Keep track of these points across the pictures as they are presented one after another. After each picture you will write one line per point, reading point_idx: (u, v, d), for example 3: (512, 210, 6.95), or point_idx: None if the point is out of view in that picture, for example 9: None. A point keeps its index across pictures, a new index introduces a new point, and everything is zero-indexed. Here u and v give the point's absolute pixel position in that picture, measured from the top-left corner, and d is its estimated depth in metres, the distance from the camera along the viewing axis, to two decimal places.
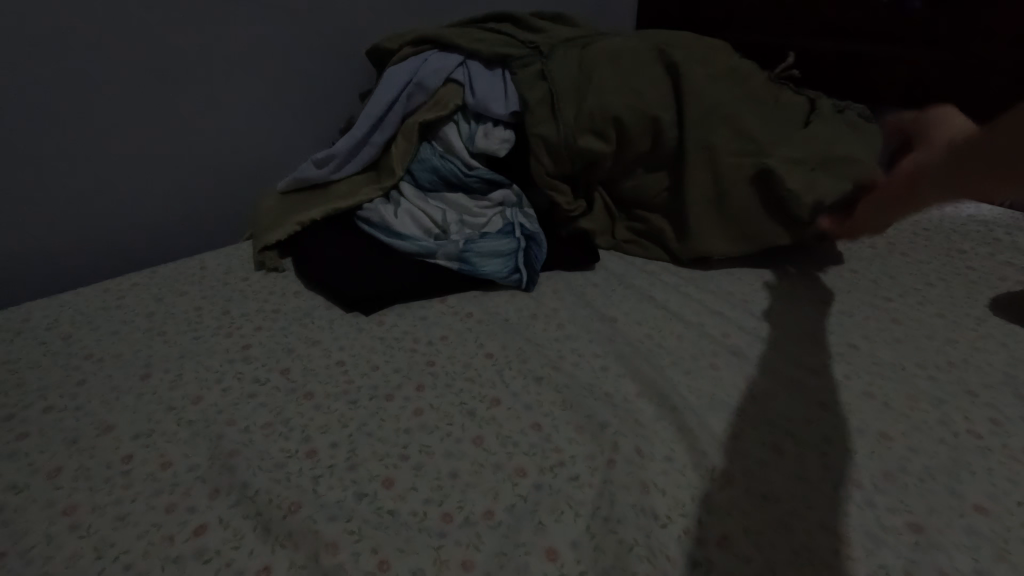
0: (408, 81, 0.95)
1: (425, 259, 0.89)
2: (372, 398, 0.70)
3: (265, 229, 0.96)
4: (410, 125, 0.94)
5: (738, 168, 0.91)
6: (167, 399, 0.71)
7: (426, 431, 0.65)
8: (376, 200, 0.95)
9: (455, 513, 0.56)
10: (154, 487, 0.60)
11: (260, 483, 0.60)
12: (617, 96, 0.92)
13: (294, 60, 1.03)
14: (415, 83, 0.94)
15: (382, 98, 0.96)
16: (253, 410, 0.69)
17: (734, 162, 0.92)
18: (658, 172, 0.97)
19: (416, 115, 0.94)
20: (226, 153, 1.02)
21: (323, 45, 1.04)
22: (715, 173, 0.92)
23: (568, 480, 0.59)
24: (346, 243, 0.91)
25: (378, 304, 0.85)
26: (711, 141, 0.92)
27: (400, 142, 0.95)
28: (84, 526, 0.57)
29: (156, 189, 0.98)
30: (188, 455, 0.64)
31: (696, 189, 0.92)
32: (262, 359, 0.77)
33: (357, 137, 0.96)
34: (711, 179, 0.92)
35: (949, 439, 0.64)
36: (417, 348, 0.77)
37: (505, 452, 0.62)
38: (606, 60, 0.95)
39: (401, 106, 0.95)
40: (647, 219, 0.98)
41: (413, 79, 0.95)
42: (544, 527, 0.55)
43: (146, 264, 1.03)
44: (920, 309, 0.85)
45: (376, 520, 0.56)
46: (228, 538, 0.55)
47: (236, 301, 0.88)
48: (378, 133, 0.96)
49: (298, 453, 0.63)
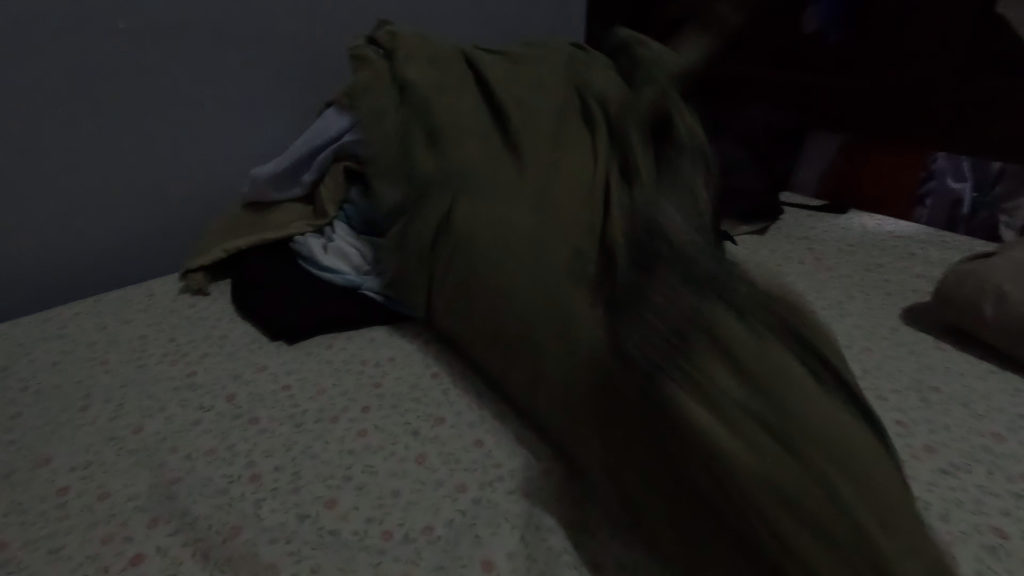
0: (337, 133, 0.94)
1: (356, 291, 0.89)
2: (319, 421, 0.71)
3: (196, 254, 0.97)
4: (337, 171, 0.95)
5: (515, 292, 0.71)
6: (107, 428, 0.71)
7: (370, 451, 0.67)
8: (308, 235, 0.95)
9: (394, 531, 0.58)
10: (90, 518, 0.60)
11: (201, 509, 0.60)
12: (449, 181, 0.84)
13: (254, 92, 1.06)
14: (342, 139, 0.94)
15: (313, 139, 0.95)
16: (197, 437, 0.69)
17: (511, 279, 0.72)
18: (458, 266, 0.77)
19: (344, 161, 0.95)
20: (176, 177, 1.03)
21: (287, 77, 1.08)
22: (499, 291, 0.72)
23: (505, 494, 0.62)
24: (287, 267, 0.92)
25: (308, 332, 0.85)
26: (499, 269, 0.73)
27: (328, 186, 0.95)
28: (15, 561, 0.56)
29: (94, 212, 0.98)
30: (126, 485, 0.64)
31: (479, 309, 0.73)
32: (207, 384, 0.77)
33: (292, 172, 0.97)
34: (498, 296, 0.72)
35: None
36: (365, 370, 0.79)
37: (447, 469, 0.65)
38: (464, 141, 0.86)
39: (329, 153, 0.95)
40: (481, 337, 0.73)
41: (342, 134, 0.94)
42: (481, 540, 0.57)
43: (94, 292, 1.03)
44: (839, 320, 0.92)
45: (317, 540, 0.57)
46: (167, 563, 0.56)
47: (182, 328, 0.88)
48: (308, 173, 0.97)
49: (242, 478, 0.64)
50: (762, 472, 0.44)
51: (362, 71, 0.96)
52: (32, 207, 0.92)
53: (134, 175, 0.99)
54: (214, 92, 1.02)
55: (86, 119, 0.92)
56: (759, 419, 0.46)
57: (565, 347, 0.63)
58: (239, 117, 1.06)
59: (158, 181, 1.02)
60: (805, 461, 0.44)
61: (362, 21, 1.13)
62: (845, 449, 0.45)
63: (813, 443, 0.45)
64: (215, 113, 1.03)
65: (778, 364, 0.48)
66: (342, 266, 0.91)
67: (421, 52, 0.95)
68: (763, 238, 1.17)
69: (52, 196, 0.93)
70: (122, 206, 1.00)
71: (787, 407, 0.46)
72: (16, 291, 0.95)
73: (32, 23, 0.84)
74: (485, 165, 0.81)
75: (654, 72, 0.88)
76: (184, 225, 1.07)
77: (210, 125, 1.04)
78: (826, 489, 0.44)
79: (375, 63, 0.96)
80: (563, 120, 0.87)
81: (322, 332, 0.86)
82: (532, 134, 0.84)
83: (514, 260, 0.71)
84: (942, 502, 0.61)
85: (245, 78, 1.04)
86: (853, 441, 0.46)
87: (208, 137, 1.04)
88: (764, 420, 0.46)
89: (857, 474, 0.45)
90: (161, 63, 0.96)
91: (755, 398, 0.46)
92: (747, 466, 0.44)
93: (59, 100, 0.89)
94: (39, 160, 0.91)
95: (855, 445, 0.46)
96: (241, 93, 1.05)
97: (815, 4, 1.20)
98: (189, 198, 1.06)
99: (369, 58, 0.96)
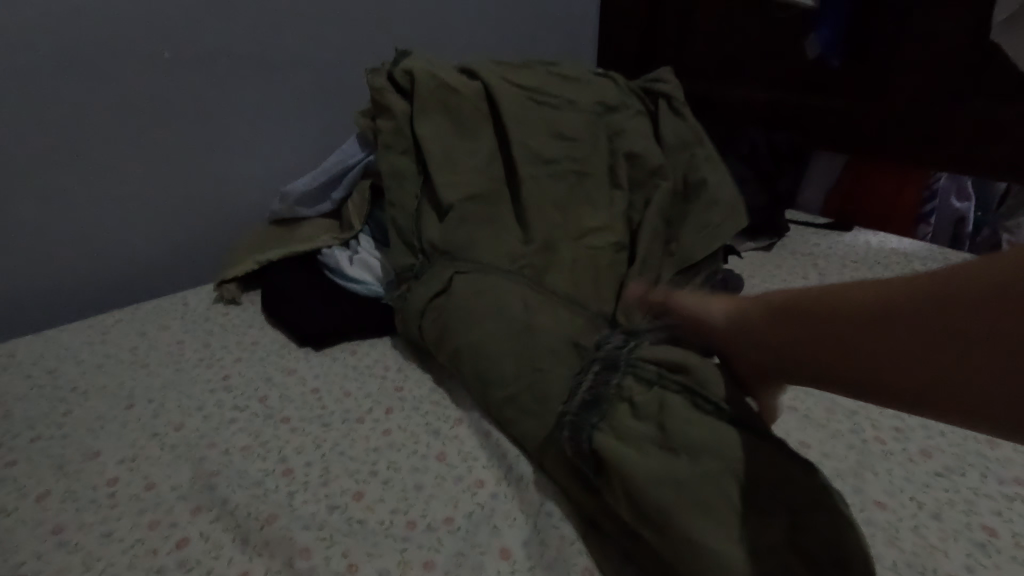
0: (365, 153, 1.01)
1: (380, 301, 0.94)
2: (345, 421, 0.76)
3: (229, 265, 1.03)
4: (363, 187, 1.01)
5: (514, 336, 0.74)
6: (150, 425, 0.76)
7: (395, 449, 0.72)
8: (334, 247, 1.00)
9: (418, 521, 0.63)
10: (138, 506, 0.65)
11: (239, 498, 0.65)
12: (464, 221, 0.88)
13: (286, 114, 1.13)
14: (369, 158, 1.01)
15: (342, 160, 1.02)
16: (232, 434, 0.75)
17: (515, 316, 0.76)
18: (457, 300, 0.80)
19: (369, 179, 1.01)
20: (212, 193, 1.10)
21: (316, 100, 1.15)
22: (496, 336, 0.75)
23: (519, 488, 0.66)
24: (313, 278, 0.98)
25: (334, 338, 0.90)
26: (506, 309, 0.77)
27: (353, 202, 1.01)
28: (71, 543, 0.62)
29: (136, 227, 1.05)
30: (168, 477, 0.69)
31: (470, 349, 0.76)
32: (241, 387, 0.82)
33: (320, 190, 1.03)
34: (499, 335, 0.75)
35: (857, 444, 0.72)
36: (387, 374, 0.84)
37: (466, 466, 0.69)
38: (482, 184, 0.92)
39: (355, 172, 1.02)
40: (464, 370, 0.76)
41: (369, 154, 1.01)
42: (499, 530, 0.62)
43: (133, 301, 1.10)
44: None
45: (347, 527, 0.62)
46: (209, 547, 0.61)
47: (216, 335, 0.93)
48: (335, 190, 1.03)
49: (276, 472, 0.69)
50: (671, 493, 0.53)
51: (380, 119, 0.95)
52: (81, 223, 1.00)
53: (174, 192, 1.07)
54: (249, 115, 1.09)
55: (124, 141, 0.99)
56: (662, 455, 0.57)
57: (550, 404, 0.67)
58: (264, 140, 1.12)
59: (194, 199, 1.09)
60: (707, 478, 0.54)
61: (385, 50, 1.19)
62: (732, 458, 0.54)
63: (709, 469, 0.54)
64: (248, 133, 1.10)
65: (688, 411, 0.58)
66: (366, 277, 0.95)
67: (439, 96, 0.94)
68: (768, 254, 1.21)
69: (90, 212, 1.00)
70: (155, 221, 1.06)
71: (685, 438, 0.56)
72: (58, 298, 1.02)
73: (76, 52, 0.92)
74: (498, 242, 0.88)
75: (681, 163, 0.99)
76: (216, 239, 1.14)
77: (244, 145, 1.11)
78: (724, 497, 0.53)
79: (394, 109, 0.94)
80: (574, 185, 0.95)
81: (345, 340, 0.91)
82: (544, 212, 0.91)
83: (504, 348, 0.73)
84: (934, 502, 0.65)
85: (277, 101, 1.11)
86: (748, 454, 0.55)
87: (241, 156, 1.11)
88: (666, 450, 0.57)
89: (752, 485, 0.53)
90: (194, 89, 1.03)
91: (654, 434, 0.58)
92: (650, 480, 0.54)
93: (110, 124, 0.97)
94: (89, 180, 0.98)
95: (741, 454, 0.55)
96: (273, 115, 1.12)
97: (816, 32, 1.16)
98: (218, 215, 1.12)
99: (388, 102, 0.94)
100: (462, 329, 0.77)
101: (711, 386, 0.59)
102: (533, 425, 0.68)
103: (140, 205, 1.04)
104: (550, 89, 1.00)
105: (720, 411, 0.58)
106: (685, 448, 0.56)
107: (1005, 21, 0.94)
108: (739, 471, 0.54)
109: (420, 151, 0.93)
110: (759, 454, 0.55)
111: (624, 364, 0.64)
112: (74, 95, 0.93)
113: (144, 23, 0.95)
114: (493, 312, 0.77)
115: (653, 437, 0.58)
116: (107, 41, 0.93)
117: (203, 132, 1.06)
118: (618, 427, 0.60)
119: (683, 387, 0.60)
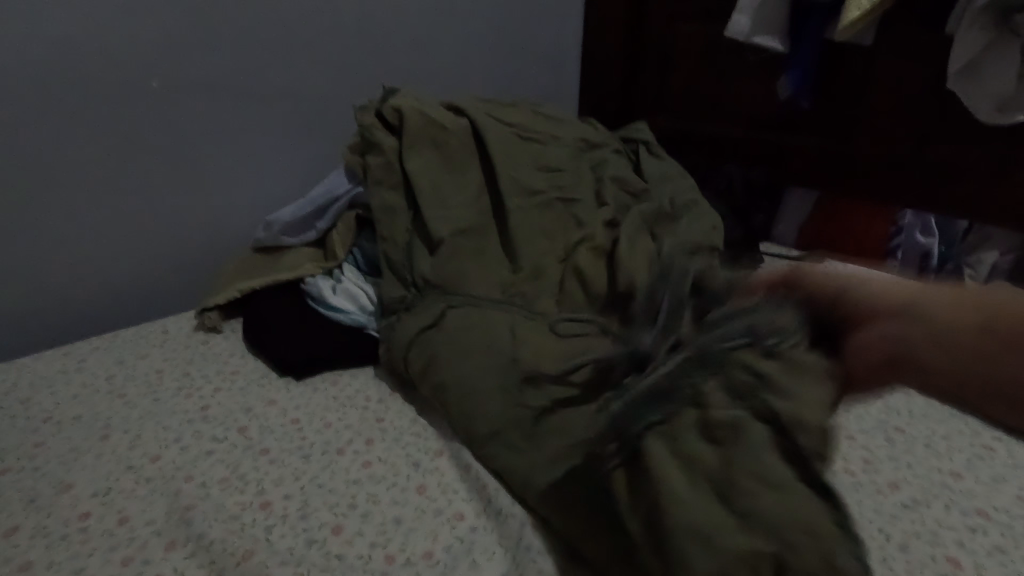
0: (353, 185, 1.02)
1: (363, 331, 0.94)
2: (325, 453, 0.76)
3: (211, 294, 1.02)
4: (348, 218, 1.02)
5: (509, 365, 0.75)
6: (125, 455, 0.76)
7: (374, 481, 0.72)
8: (318, 276, 1.00)
9: (396, 555, 0.63)
10: (111, 541, 0.65)
11: (214, 533, 0.65)
12: (451, 256, 0.90)
13: (279, 144, 1.15)
14: (358, 191, 1.02)
15: (330, 192, 1.03)
16: (209, 465, 0.74)
17: (515, 342, 0.78)
18: (453, 326, 0.82)
19: (355, 210, 1.02)
20: (200, 221, 1.11)
21: (306, 132, 1.18)
22: (494, 363, 0.76)
23: (498, 519, 0.67)
24: (296, 306, 0.98)
25: (316, 367, 0.90)
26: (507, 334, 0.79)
27: (338, 231, 1.02)
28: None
29: (124, 255, 1.06)
30: (143, 511, 0.68)
31: (472, 373, 0.76)
32: (218, 417, 0.82)
33: (305, 221, 1.04)
34: (499, 360, 0.76)
35: (829, 476, 0.74)
36: (369, 405, 0.84)
37: (446, 498, 0.69)
38: (472, 214, 0.94)
39: (343, 203, 1.02)
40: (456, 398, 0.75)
41: (358, 186, 1.02)
42: (477, 563, 0.62)
43: (115, 327, 1.10)
44: None
45: (325, 562, 0.62)
46: None
47: (196, 363, 0.93)
48: (320, 221, 1.04)
49: (254, 504, 0.69)
50: (705, 550, 0.53)
51: (370, 155, 0.97)
52: (69, 251, 1.01)
53: (163, 221, 1.08)
54: (242, 145, 1.11)
55: (113, 172, 1.01)
56: (716, 497, 0.56)
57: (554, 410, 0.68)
58: (254, 169, 1.14)
59: (182, 226, 1.10)
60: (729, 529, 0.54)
61: (373, 87, 1.22)
62: (783, 538, 0.52)
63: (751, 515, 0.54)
64: (239, 163, 1.12)
65: (771, 461, 0.57)
66: (349, 307, 0.96)
67: (428, 132, 0.97)
68: None
69: (77, 241, 1.01)
70: (135, 247, 1.06)
71: (751, 498, 0.55)
72: (32, 324, 1.02)
73: (66, 84, 0.93)
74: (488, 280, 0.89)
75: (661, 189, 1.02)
76: (202, 265, 1.15)
77: (234, 173, 1.12)
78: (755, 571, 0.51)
79: (383, 145, 0.96)
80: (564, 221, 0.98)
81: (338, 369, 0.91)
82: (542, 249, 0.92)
83: (493, 379, 0.74)
84: (902, 534, 0.67)
85: (270, 133, 1.14)
86: (802, 531, 0.52)
87: (232, 186, 1.13)
88: (721, 495, 0.56)
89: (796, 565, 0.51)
90: (175, 119, 1.03)
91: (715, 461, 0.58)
92: (693, 516, 0.54)
93: (103, 155, 0.99)
94: (79, 210, 1.00)
95: (795, 528, 0.53)
96: (264, 146, 1.14)
97: (787, 75, 1.22)
98: (197, 241, 1.12)
99: (377, 138, 0.97)
100: (461, 354, 0.78)
101: (798, 428, 0.59)
102: (510, 460, 0.68)
103: (128, 234, 1.05)
104: (535, 130, 1.04)
105: (804, 466, 0.57)
106: (739, 508, 0.55)
107: (959, 71, 0.99)
108: (783, 553, 0.52)
109: (409, 185, 0.95)
110: (809, 530, 0.52)
111: (715, 361, 0.64)
112: (55, 125, 0.94)
113: (126, 54, 0.96)
114: (485, 337, 0.78)
115: (715, 467, 0.58)
116: (88, 71, 0.94)
117: (196, 162, 1.08)
118: (680, 450, 0.59)
119: (773, 419, 0.59)
